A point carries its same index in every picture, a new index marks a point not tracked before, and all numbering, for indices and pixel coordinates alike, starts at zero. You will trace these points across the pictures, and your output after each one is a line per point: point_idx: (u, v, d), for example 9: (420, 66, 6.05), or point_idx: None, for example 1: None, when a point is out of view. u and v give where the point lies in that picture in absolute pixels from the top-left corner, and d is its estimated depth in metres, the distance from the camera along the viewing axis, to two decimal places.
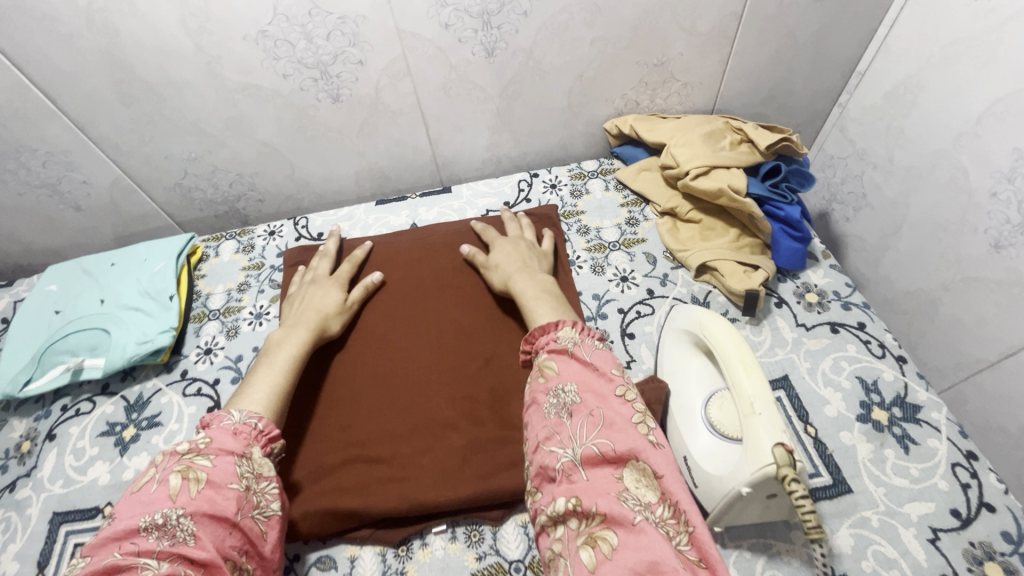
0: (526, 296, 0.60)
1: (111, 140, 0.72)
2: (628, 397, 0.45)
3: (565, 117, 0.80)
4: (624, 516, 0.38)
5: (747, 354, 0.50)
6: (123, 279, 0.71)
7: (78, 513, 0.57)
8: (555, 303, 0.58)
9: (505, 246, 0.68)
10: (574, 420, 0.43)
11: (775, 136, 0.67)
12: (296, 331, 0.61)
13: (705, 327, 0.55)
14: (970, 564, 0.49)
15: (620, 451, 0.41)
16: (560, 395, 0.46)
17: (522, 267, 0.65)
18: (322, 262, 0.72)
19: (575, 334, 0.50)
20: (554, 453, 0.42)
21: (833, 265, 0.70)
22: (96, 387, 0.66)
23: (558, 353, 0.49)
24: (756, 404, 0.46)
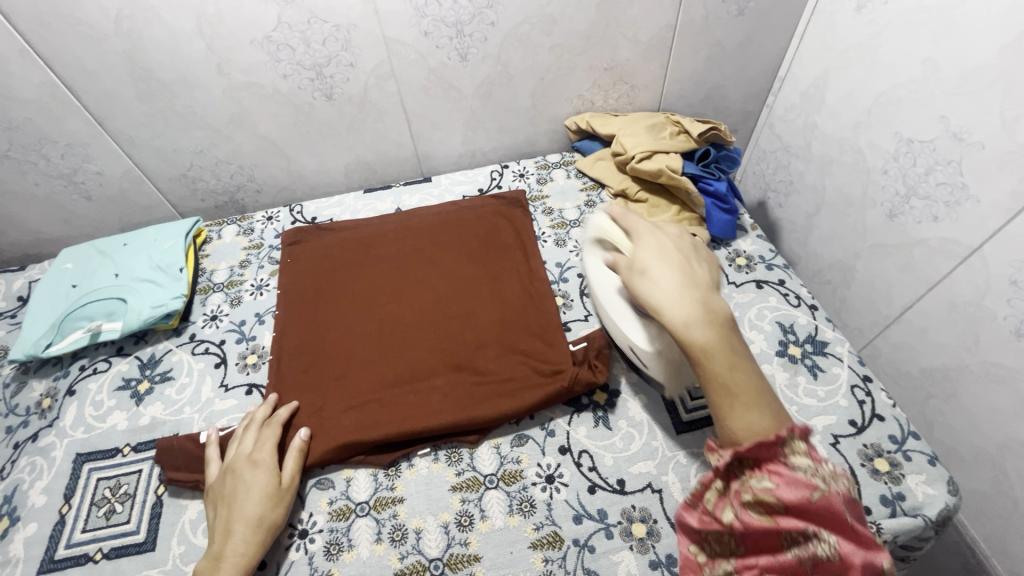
0: (697, 325, 0.50)
1: (126, 134, 0.81)
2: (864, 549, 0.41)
3: (530, 114, 0.92)
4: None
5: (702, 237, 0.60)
6: (136, 255, 0.79)
7: (99, 453, 0.64)
8: (728, 339, 0.50)
9: (657, 247, 0.57)
10: (818, 545, 0.41)
11: (706, 126, 0.80)
12: (233, 540, 0.53)
13: (607, 228, 0.64)
14: (862, 460, 0.59)
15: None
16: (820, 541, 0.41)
17: (679, 287, 0.53)
18: (246, 433, 0.62)
19: (809, 452, 0.44)
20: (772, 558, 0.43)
21: (759, 235, 0.82)
22: (112, 350, 0.74)
23: (792, 478, 0.42)
24: (710, 267, 0.56)
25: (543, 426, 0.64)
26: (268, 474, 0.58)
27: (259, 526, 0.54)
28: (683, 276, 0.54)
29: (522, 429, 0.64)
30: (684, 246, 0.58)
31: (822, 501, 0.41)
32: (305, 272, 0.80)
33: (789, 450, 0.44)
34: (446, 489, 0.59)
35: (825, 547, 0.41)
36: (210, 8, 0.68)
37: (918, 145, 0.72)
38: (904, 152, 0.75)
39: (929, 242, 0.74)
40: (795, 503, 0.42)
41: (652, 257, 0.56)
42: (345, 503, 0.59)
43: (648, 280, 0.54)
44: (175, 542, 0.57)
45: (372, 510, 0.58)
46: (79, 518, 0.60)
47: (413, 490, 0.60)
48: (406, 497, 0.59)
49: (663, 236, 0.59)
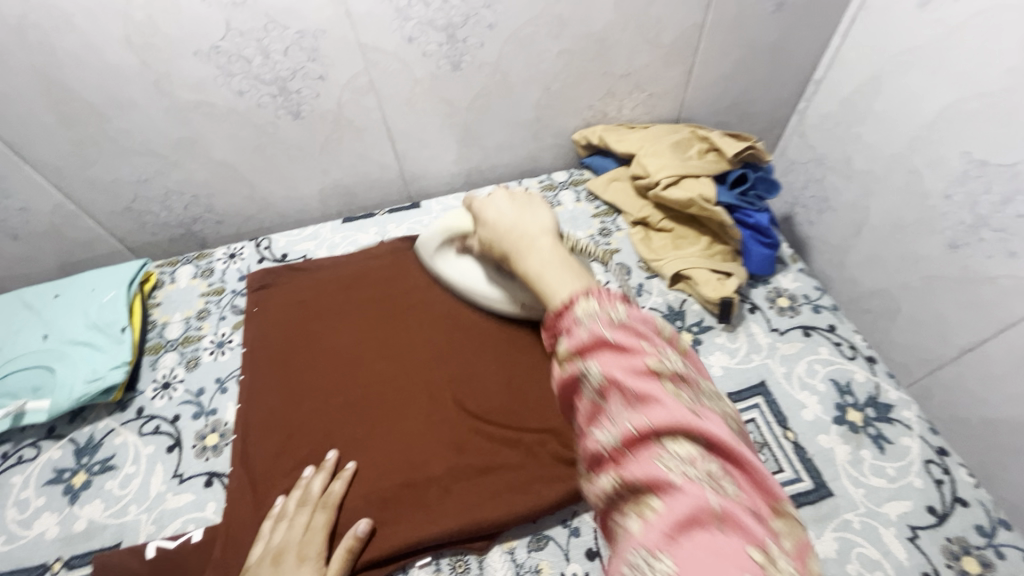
0: (544, 274, 0.47)
1: (52, 163, 0.67)
2: (663, 371, 0.36)
3: (534, 128, 0.79)
4: (670, 491, 0.31)
5: (528, 200, 0.56)
6: (68, 311, 0.66)
7: (23, 572, 0.53)
8: (568, 270, 0.47)
9: (497, 203, 0.56)
10: (609, 401, 0.36)
11: (742, 144, 0.69)
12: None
13: (467, 259, 0.57)
14: (948, 560, 0.50)
15: (660, 432, 0.33)
16: (586, 377, 0.38)
17: (527, 243, 0.51)
18: (297, 514, 0.52)
19: (596, 301, 0.41)
20: (632, 534, 0.31)
21: (801, 269, 0.71)
22: (41, 431, 0.61)
23: (577, 335, 0.39)
24: (536, 235, 0.52)
25: (565, 522, 0.53)
26: (310, 574, 0.48)
27: None
28: (534, 240, 0.51)
29: (540, 527, 0.53)
30: (564, 261, 0.48)
31: (596, 333, 0.39)
32: (278, 322, 0.68)
33: (575, 305, 0.41)
34: None
35: (663, 458, 0.33)
36: (140, 14, 0.55)
37: (993, 168, 0.62)
38: (974, 175, 0.64)
39: (1001, 280, 0.64)
40: (586, 344, 0.39)
41: (495, 219, 0.55)
42: None
43: (512, 243, 0.52)
44: None
45: None
46: None
47: None
48: None
49: (565, 259, 0.48)
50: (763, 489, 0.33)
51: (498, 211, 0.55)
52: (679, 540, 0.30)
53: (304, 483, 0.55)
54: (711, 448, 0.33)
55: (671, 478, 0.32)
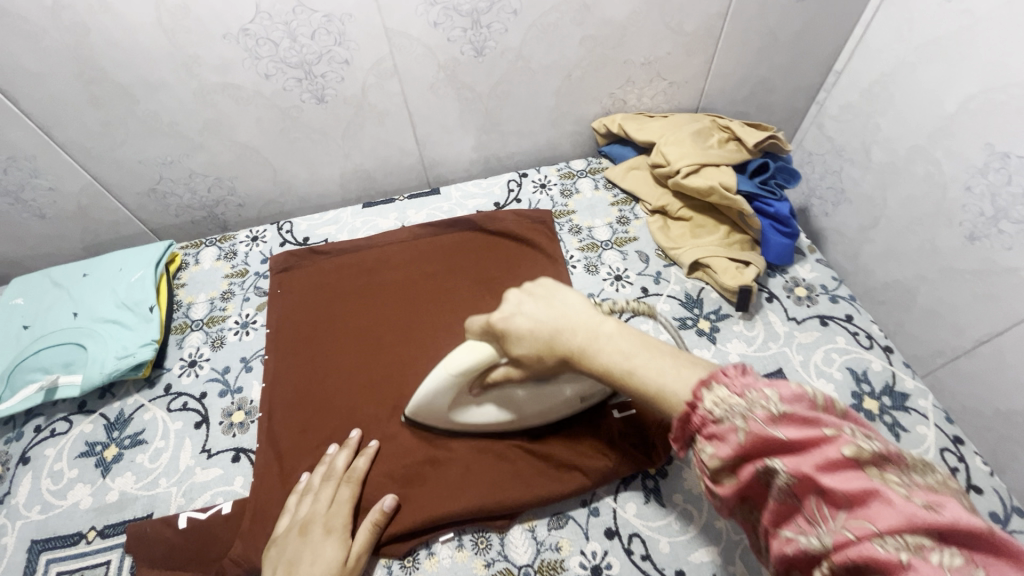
0: (636, 363, 0.42)
1: (81, 144, 0.68)
2: (761, 371, 0.36)
3: (553, 116, 0.80)
4: (868, 526, 0.28)
5: (543, 284, 0.51)
6: (98, 290, 0.67)
7: (59, 539, 0.54)
8: (653, 352, 0.42)
9: (522, 303, 0.49)
10: (755, 441, 0.33)
11: (763, 134, 0.69)
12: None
13: (452, 367, 0.50)
14: None
15: (837, 472, 0.30)
16: (726, 420, 0.35)
17: (589, 338, 0.45)
18: (322, 488, 0.54)
19: (725, 387, 0.36)
20: (795, 544, 0.31)
21: (819, 259, 0.72)
22: (72, 406, 0.63)
23: (692, 392, 0.37)
24: (588, 325, 0.45)
25: (585, 503, 0.54)
26: (337, 545, 0.49)
27: None
28: (592, 326, 0.45)
29: (560, 507, 0.54)
30: (539, 296, 0.49)
31: (698, 378, 0.38)
32: (300, 305, 0.69)
33: (699, 400, 0.36)
34: None
35: (783, 472, 0.32)
36: None
37: (1015, 160, 0.62)
38: (996, 167, 0.64)
39: (1019, 273, 0.64)
40: (721, 388, 0.36)
41: (530, 316, 0.48)
42: None
43: (566, 351, 0.45)
44: None
45: None
46: None
47: None
48: None
49: (525, 291, 0.51)
50: (883, 439, 0.31)
51: (522, 320, 0.48)
52: (830, 482, 0.30)
53: (328, 459, 0.56)
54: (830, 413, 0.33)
55: (867, 511, 0.28)
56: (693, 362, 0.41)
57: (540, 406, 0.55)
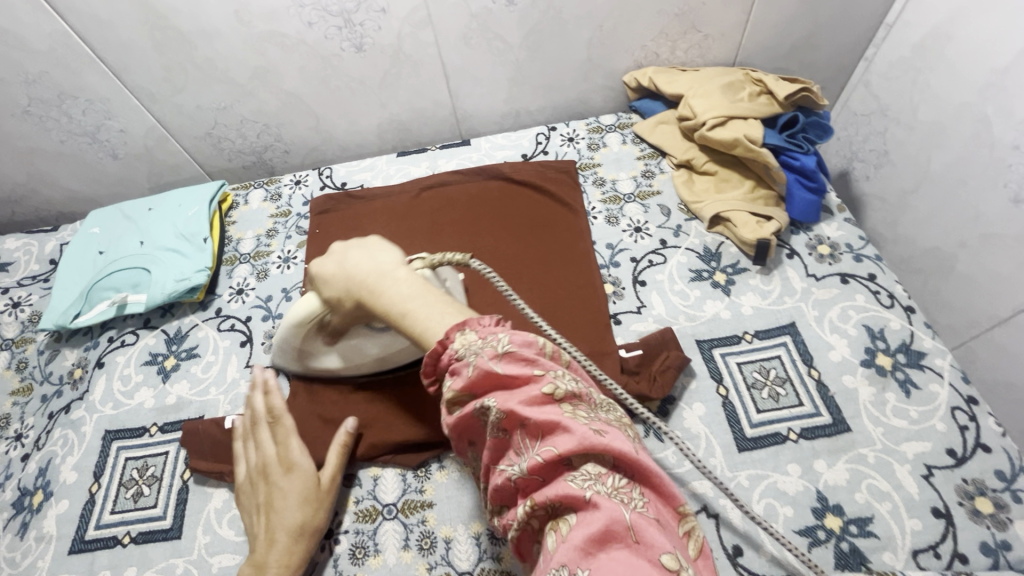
0: (410, 304, 0.45)
1: (147, 89, 0.75)
2: (558, 395, 0.38)
3: (584, 69, 0.80)
4: (588, 508, 0.35)
5: (370, 240, 0.52)
6: (160, 222, 0.75)
7: (127, 431, 0.63)
8: (431, 299, 0.45)
9: (331, 280, 0.51)
10: (512, 435, 0.38)
11: (795, 87, 0.67)
12: (276, 546, 0.50)
13: (293, 319, 0.55)
14: (961, 498, 0.51)
15: (564, 454, 0.36)
16: (485, 414, 0.39)
17: (377, 277, 0.48)
18: (261, 432, 0.57)
19: (472, 333, 0.41)
20: (504, 474, 0.39)
21: (847, 218, 0.70)
22: (138, 321, 0.71)
23: (463, 373, 0.39)
24: (386, 272, 0.48)
25: None
26: (299, 474, 0.54)
27: (301, 530, 0.51)
28: (382, 270, 0.48)
29: None
30: (359, 245, 0.52)
31: (483, 370, 0.38)
32: (336, 244, 0.75)
33: (451, 341, 0.41)
34: (479, 496, 0.55)
35: (495, 408, 0.38)
36: None
37: None
38: None
39: None
40: (468, 386, 0.39)
41: (343, 270, 0.50)
42: (371, 504, 0.56)
43: (357, 286, 0.48)
44: (201, 531, 0.56)
45: (400, 514, 0.55)
46: (108, 498, 0.59)
47: (443, 495, 0.56)
48: (435, 502, 0.55)
49: (348, 243, 0.53)
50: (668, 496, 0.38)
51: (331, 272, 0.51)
52: (594, 555, 0.33)
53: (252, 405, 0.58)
54: (618, 464, 0.37)
55: (581, 492, 0.35)
56: (463, 309, 0.45)
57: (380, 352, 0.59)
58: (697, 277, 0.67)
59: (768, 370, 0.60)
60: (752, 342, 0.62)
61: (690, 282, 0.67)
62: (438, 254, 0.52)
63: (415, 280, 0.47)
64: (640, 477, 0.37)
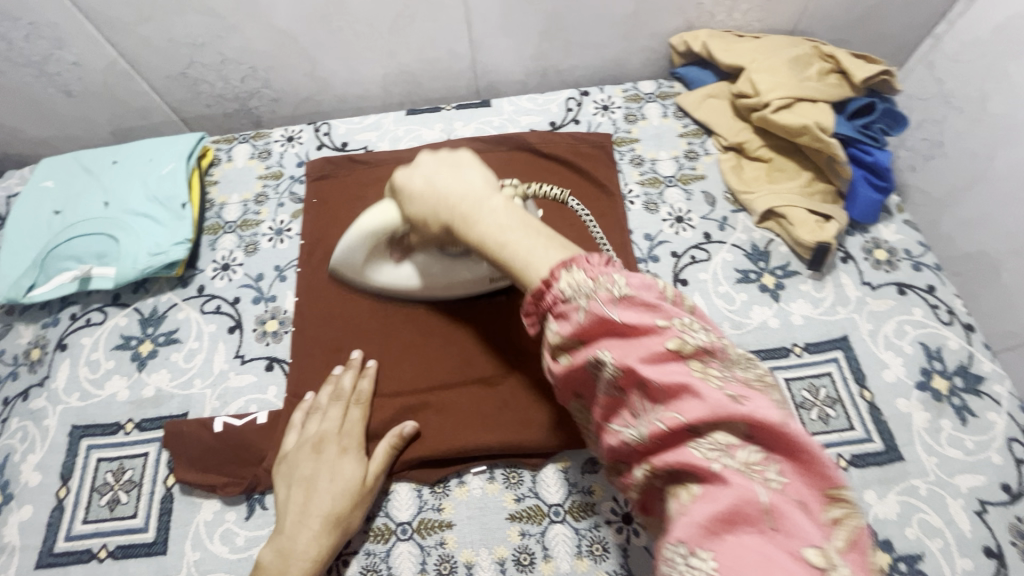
0: (507, 236, 0.39)
1: (105, 14, 0.62)
2: (686, 351, 0.32)
3: (628, 25, 0.70)
4: (715, 482, 0.30)
5: (457, 155, 0.45)
6: (129, 180, 0.64)
7: (99, 428, 0.55)
8: (529, 232, 0.39)
9: (419, 190, 0.44)
10: (632, 393, 0.34)
11: (874, 68, 0.59)
12: (304, 533, 0.47)
13: (364, 228, 0.49)
14: (1014, 537, 0.49)
15: (693, 422, 0.31)
16: (600, 368, 0.34)
17: (473, 204, 0.41)
18: (330, 407, 0.53)
19: (582, 271, 0.35)
20: (622, 432, 0.35)
21: (906, 220, 0.64)
22: (106, 297, 0.62)
23: (573, 318, 0.35)
24: (486, 191, 0.42)
25: None
26: (353, 463, 0.50)
27: (333, 524, 0.47)
28: (480, 194, 0.42)
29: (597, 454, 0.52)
30: (445, 161, 0.45)
31: (596, 316, 0.34)
32: (336, 217, 0.65)
33: (556, 280, 0.36)
34: (503, 518, 0.50)
35: (611, 364, 0.34)
36: None
37: None
38: None
39: None
40: (582, 334, 0.35)
41: (440, 182, 0.43)
42: (384, 522, 0.50)
43: (447, 213, 0.42)
44: (189, 547, 0.50)
45: (416, 534, 0.50)
46: (79, 506, 0.52)
47: (463, 514, 0.50)
48: (455, 522, 0.50)
49: (436, 155, 0.46)
50: (813, 475, 0.30)
51: (425, 180, 0.44)
52: (721, 535, 0.28)
53: (334, 380, 0.55)
54: (757, 434, 0.30)
55: (709, 465, 0.30)
56: (568, 244, 0.39)
57: (447, 278, 0.55)
58: (743, 279, 0.61)
59: (818, 389, 0.55)
60: (801, 356, 0.57)
61: (736, 284, 0.61)
62: (531, 186, 0.49)
63: (513, 212, 0.41)
64: (783, 451, 0.30)
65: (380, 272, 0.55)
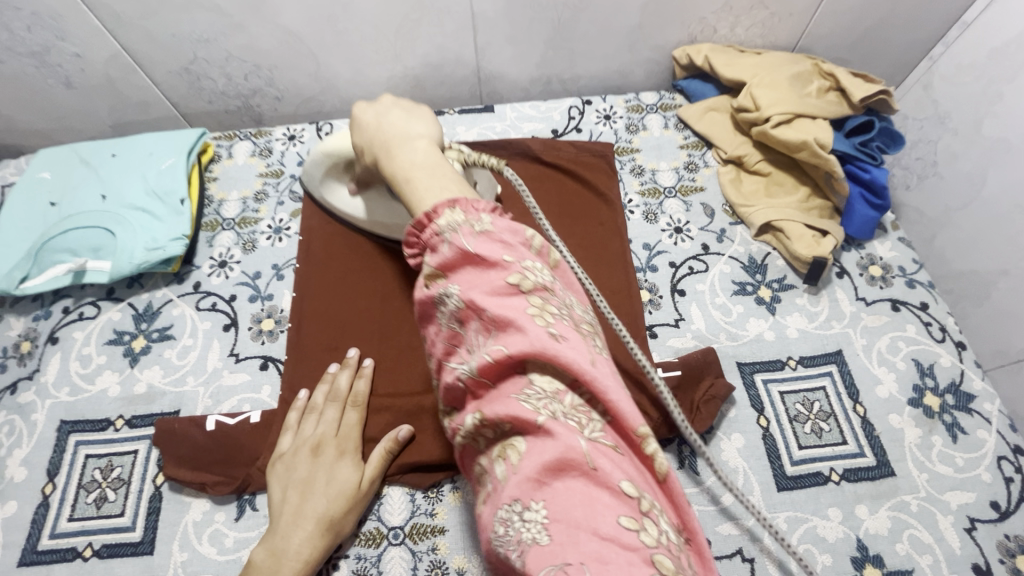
0: (413, 174, 0.40)
1: (110, 7, 0.62)
2: (525, 286, 0.33)
3: (632, 37, 0.70)
4: (541, 434, 0.30)
5: (415, 106, 0.46)
6: (127, 174, 0.63)
7: (87, 424, 0.54)
8: (435, 171, 0.40)
9: (366, 128, 0.45)
10: (467, 328, 0.33)
11: (874, 88, 0.61)
12: (297, 534, 0.46)
13: (326, 149, 0.53)
14: (1002, 555, 0.49)
15: (512, 356, 0.31)
16: (445, 302, 0.34)
17: (400, 140, 0.42)
18: (327, 407, 0.53)
19: (461, 211, 0.35)
20: (454, 371, 0.34)
21: (901, 238, 0.65)
22: (100, 292, 0.61)
23: (440, 251, 0.35)
24: (416, 136, 0.42)
25: None
26: (347, 467, 0.50)
27: (326, 527, 0.47)
28: (410, 136, 0.42)
29: None
30: (403, 106, 0.45)
31: (457, 249, 0.34)
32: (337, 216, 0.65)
33: (438, 215, 0.36)
34: None
35: (455, 297, 0.33)
36: None
37: None
38: None
39: None
40: (446, 267, 0.34)
41: (381, 123, 0.44)
42: (376, 526, 0.50)
43: (378, 146, 0.43)
44: (177, 547, 0.49)
45: (408, 539, 0.49)
46: (65, 503, 0.51)
47: (457, 519, 0.50)
48: (447, 528, 0.50)
49: (397, 100, 0.46)
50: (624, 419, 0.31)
51: (374, 118, 0.44)
52: (550, 485, 0.29)
53: (330, 381, 0.55)
54: (577, 379, 0.31)
55: (536, 419, 0.30)
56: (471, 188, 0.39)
57: (390, 220, 0.59)
58: (740, 291, 0.62)
59: (813, 403, 0.56)
60: (796, 369, 0.57)
61: (732, 296, 0.61)
62: (477, 156, 0.45)
63: (431, 159, 0.40)
64: (588, 397, 0.31)
65: (335, 196, 0.59)
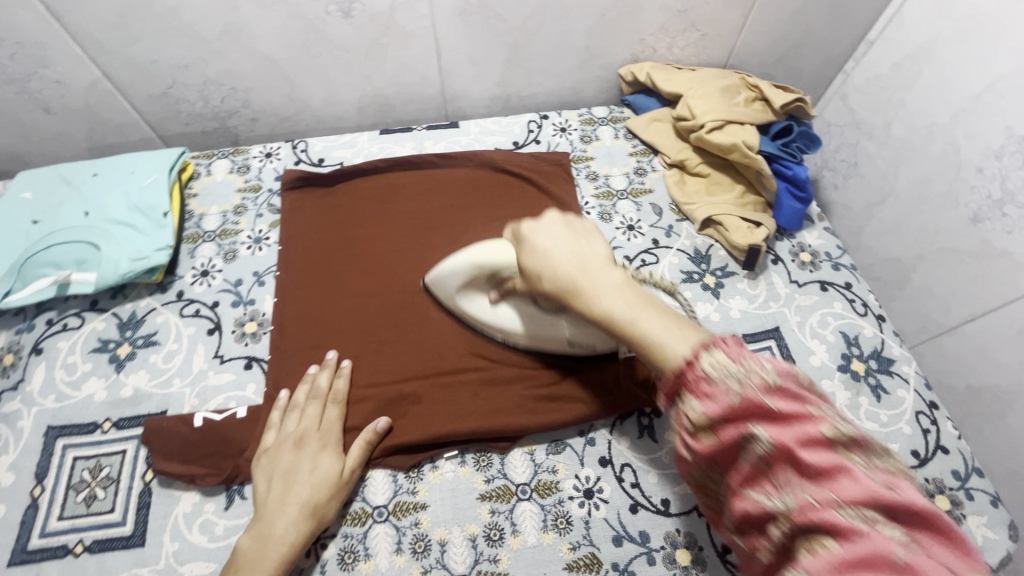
0: (636, 316, 0.42)
1: (93, 36, 0.65)
2: (757, 354, 0.38)
3: (581, 57, 0.78)
4: (808, 455, 0.33)
5: (585, 224, 0.49)
6: (110, 191, 0.66)
7: (75, 428, 0.56)
8: (659, 313, 0.43)
9: (542, 246, 0.48)
10: (697, 380, 0.38)
11: (790, 96, 0.69)
12: (282, 520, 0.49)
13: (476, 258, 0.54)
14: (923, 496, 0.55)
15: (773, 401, 0.35)
16: (680, 356, 0.39)
17: (592, 269, 0.45)
18: (308, 404, 0.56)
19: (680, 295, 0.43)
20: (690, 412, 0.37)
21: (826, 227, 0.73)
22: (84, 303, 0.64)
23: (666, 317, 0.42)
24: (596, 260, 0.46)
25: (583, 434, 0.58)
26: (329, 459, 0.53)
27: (310, 513, 0.49)
28: (599, 262, 0.46)
29: (560, 434, 0.58)
30: (572, 228, 0.49)
31: (685, 317, 0.41)
32: (314, 226, 0.69)
33: (657, 292, 0.44)
34: (474, 497, 0.54)
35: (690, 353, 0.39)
36: None
37: None
38: (1011, 151, 0.65)
39: (1015, 256, 0.66)
40: (669, 328, 0.41)
41: (550, 251, 0.47)
42: (361, 506, 0.53)
43: (566, 283, 0.45)
44: (168, 538, 0.51)
45: (392, 516, 0.53)
46: (54, 503, 0.52)
47: (437, 495, 0.54)
48: (429, 503, 0.53)
49: (563, 219, 0.49)
50: (889, 469, 0.32)
51: (546, 243, 0.48)
52: (823, 495, 0.32)
53: (311, 380, 0.58)
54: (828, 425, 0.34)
55: (787, 440, 0.33)
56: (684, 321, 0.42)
57: (542, 331, 0.58)
58: (688, 279, 0.68)
59: None
60: None
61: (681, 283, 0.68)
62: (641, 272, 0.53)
63: (634, 292, 0.44)
64: (853, 442, 0.33)
65: (471, 303, 0.59)
